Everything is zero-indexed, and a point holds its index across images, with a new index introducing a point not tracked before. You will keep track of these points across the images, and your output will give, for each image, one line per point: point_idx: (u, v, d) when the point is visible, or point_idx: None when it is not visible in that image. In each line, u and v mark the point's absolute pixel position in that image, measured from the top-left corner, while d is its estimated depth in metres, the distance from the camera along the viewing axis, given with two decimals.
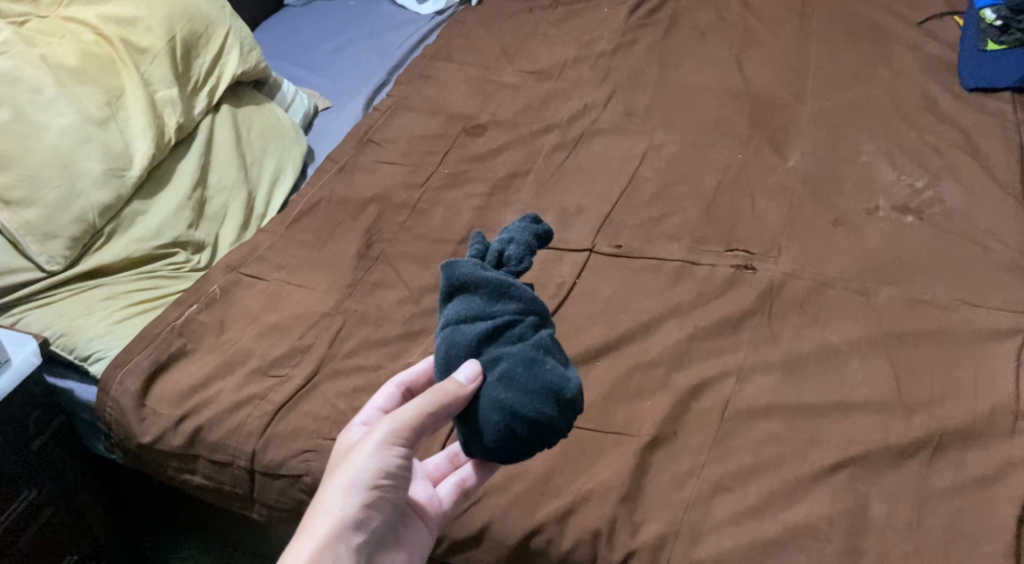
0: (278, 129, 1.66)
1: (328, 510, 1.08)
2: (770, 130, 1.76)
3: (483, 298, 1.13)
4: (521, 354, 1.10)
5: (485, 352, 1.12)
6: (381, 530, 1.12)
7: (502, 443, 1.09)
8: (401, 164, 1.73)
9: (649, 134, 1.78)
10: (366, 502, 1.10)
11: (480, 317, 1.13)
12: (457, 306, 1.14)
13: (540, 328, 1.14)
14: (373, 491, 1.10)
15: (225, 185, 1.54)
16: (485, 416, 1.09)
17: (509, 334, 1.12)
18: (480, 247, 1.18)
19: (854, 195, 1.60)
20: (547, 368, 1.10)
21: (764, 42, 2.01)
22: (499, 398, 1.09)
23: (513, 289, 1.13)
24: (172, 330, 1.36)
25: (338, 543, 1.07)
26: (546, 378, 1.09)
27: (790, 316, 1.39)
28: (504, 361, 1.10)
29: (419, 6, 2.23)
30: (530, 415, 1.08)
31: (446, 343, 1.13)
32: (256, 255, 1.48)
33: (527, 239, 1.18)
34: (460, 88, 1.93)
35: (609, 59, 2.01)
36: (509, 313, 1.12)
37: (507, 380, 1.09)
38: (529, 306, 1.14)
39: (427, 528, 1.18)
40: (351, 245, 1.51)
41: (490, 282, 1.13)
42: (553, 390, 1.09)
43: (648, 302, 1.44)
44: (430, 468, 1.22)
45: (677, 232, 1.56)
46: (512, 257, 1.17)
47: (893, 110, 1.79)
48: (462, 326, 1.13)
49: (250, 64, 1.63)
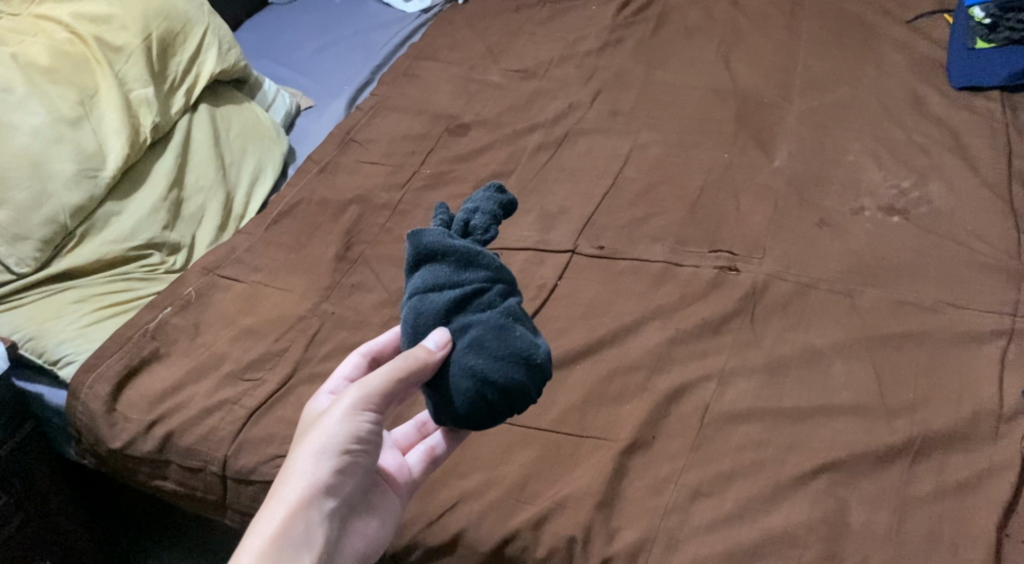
0: (257, 128, 1.64)
1: (298, 475, 1.08)
2: (756, 130, 1.75)
3: (451, 267, 1.12)
4: (491, 321, 1.09)
5: (455, 320, 1.10)
6: (352, 494, 1.12)
7: (473, 408, 1.08)
8: (383, 164, 1.71)
9: (634, 134, 1.76)
10: (336, 468, 1.10)
11: (449, 286, 1.11)
12: (423, 276, 1.12)
13: (509, 296, 1.13)
14: (344, 456, 1.10)
15: (202, 184, 1.52)
16: (455, 383, 1.09)
17: (478, 302, 1.11)
18: (445, 218, 1.17)
19: (839, 196, 1.58)
20: (516, 334, 1.09)
21: (751, 41, 2.00)
22: (470, 364, 1.08)
23: (482, 257, 1.12)
24: (145, 333, 1.34)
25: (309, 508, 1.08)
26: (516, 344, 1.08)
27: (773, 318, 1.37)
28: (473, 328, 1.09)
29: (405, 5, 2.21)
30: (500, 381, 1.07)
31: (413, 312, 1.12)
32: (233, 257, 1.47)
33: (493, 208, 1.16)
34: (444, 87, 1.92)
35: (595, 58, 1.99)
36: (478, 281, 1.11)
37: (477, 346, 1.08)
38: (498, 274, 1.13)
39: (397, 495, 1.19)
40: (330, 246, 1.50)
41: (457, 251, 1.11)
42: (523, 355, 1.08)
43: (630, 304, 1.42)
44: (398, 438, 1.22)
45: (660, 233, 1.55)
46: (478, 226, 1.15)
47: (880, 110, 1.78)
48: (430, 295, 1.11)
49: (228, 63, 1.60)
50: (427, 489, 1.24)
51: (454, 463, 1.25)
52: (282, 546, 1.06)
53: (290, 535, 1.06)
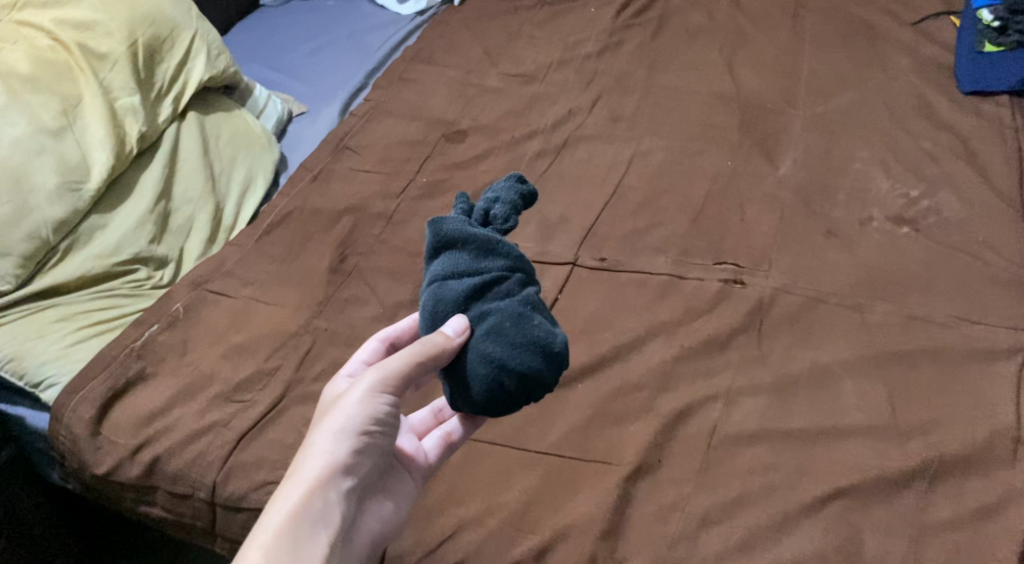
0: (247, 137, 1.60)
1: (317, 453, 1.06)
2: (760, 137, 1.71)
3: (470, 255, 1.11)
4: (509, 309, 1.09)
5: (473, 308, 1.10)
6: (369, 476, 1.10)
7: (490, 396, 1.07)
8: (378, 172, 1.67)
9: (636, 140, 1.72)
10: (354, 448, 1.08)
11: (468, 274, 1.11)
12: (443, 263, 1.12)
13: (527, 286, 1.13)
14: (362, 437, 1.08)
15: (191, 195, 1.48)
16: (472, 370, 1.08)
17: (496, 291, 1.10)
18: (465, 207, 1.17)
19: (847, 206, 1.54)
20: (534, 323, 1.09)
21: (754, 44, 1.96)
22: (488, 351, 1.07)
23: (501, 246, 1.12)
24: (131, 352, 1.29)
25: (326, 487, 1.06)
26: (533, 333, 1.08)
27: (780, 334, 1.33)
28: (491, 317, 1.09)
29: (400, 6, 2.17)
30: (518, 369, 1.07)
31: (432, 299, 1.11)
32: (222, 271, 1.42)
33: (513, 198, 1.16)
34: (441, 91, 1.87)
35: (595, 61, 1.95)
36: (497, 269, 1.11)
37: (495, 333, 1.07)
38: (516, 264, 1.12)
39: (413, 480, 1.16)
40: (323, 259, 1.46)
41: (477, 239, 1.11)
42: (541, 344, 1.08)
43: (632, 319, 1.38)
44: (415, 422, 1.20)
45: (663, 244, 1.51)
46: (498, 216, 1.15)
47: (887, 115, 1.74)
48: (449, 282, 1.11)
49: (218, 69, 1.55)
50: (424, 515, 1.20)
51: (453, 487, 1.21)
52: (299, 526, 1.03)
53: (307, 514, 1.04)
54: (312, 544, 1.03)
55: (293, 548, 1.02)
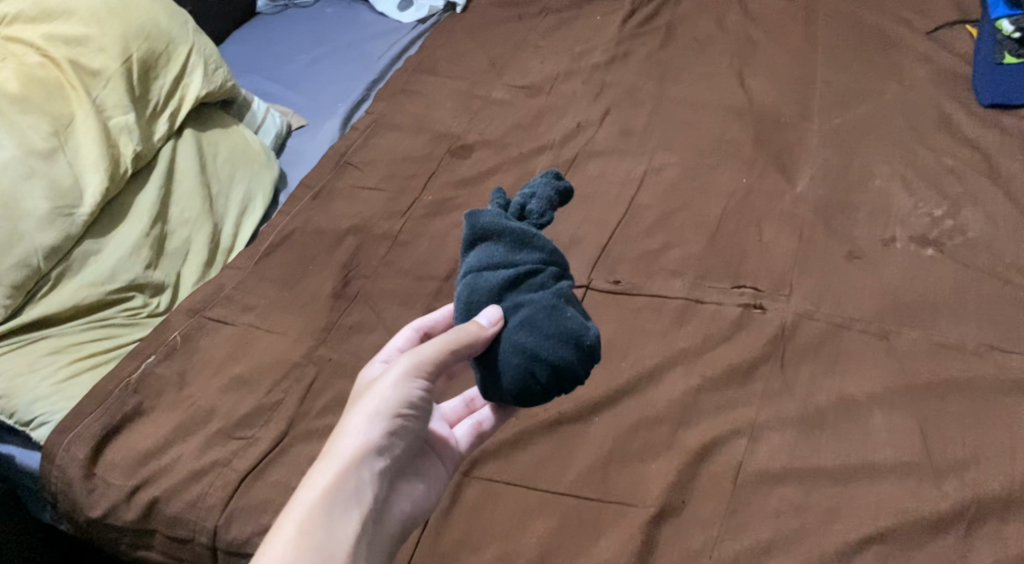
0: (246, 154, 1.54)
1: (351, 434, 1.05)
2: (776, 152, 1.66)
3: (505, 247, 1.10)
4: (543, 301, 1.07)
5: (507, 299, 1.08)
6: (401, 459, 1.09)
7: (522, 387, 1.06)
8: (382, 189, 1.61)
9: (648, 156, 1.67)
10: (388, 430, 1.07)
11: (503, 265, 1.09)
12: (478, 254, 1.11)
13: (561, 279, 1.11)
14: (396, 419, 1.07)
15: (188, 217, 1.42)
16: (505, 361, 1.06)
17: (530, 283, 1.09)
18: (502, 201, 1.16)
19: (869, 225, 1.49)
20: (567, 316, 1.07)
21: (766, 54, 1.90)
22: (521, 342, 1.06)
23: (536, 239, 1.10)
24: (126, 386, 1.24)
25: (359, 468, 1.04)
26: (566, 325, 1.06)
27: (805, 363, 1.27)
28: (525, 308, 1.07)
29: (401, 14, 2.11)
30: (551, 360, 1.05)
31: (467, 289, 1.10)
32: (221, 297, 1.36)
33: (550, 193, 1.16)
34: (445, 104, 1.81)
35: (603, 72, 1.90)
36: (532, 262, 1.09)
37: (529, 324, 1.06)
38: (551, 258, 1.11)
39: (444, 467, 1.15)
40: (327, 282, 1.41)
41: (513, 231, 1.10)
42: (574, 337, 1.06)
43: (650, 346, 1.32)
44: (446, 411, 1.18)
45: (679, 266, 1.45)
46: (534, 210, 1.15)
47: (906, 128, 1.69)
48: (484, 273, 1.10)
49: (215, 85, 1.49)
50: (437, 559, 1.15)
51: (467, 529, 1.16)
52: (332, 504, 1.02)
53: (340, 492, 1.03)
54: (344, 523, 1.02)
55: (325, 525, 1.01)
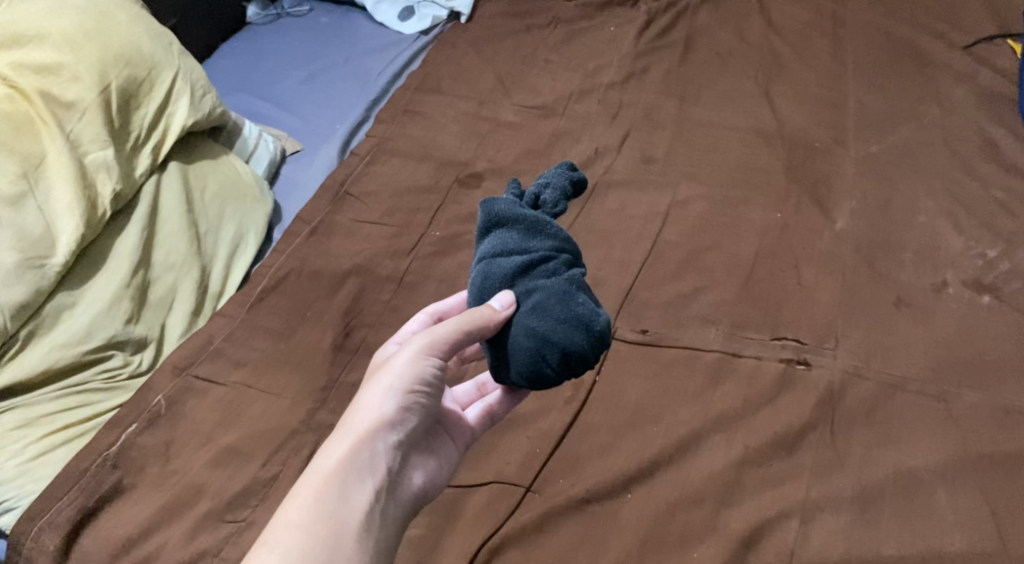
0: (237, 188, 1.41)
1: (366, 409, 1.03)
2: (811, 182, 1.54)
3: (519, 234, 1.08)
4: (555, 287, 1.05)
5: (520, 284, 1.06)
6: (416, 434, 1.07)
7: (533, 370, 1.04)
8: (386, 225, 1.48)
9: (672, 187, 1.55)
10: (403, 406, 1.04)
11: (515, 252, 1.07)
12: (492, 242, 1.09)
13: (573, 267, 1.09)
14: (410, 396, 1.05)
15: (174, 261, 1.29)
16: (516, 345, 1.04)
17: (543, 269, 1.07)
18: (517, 191, 1.14)
19: (916, 268, 1.37)
20: (579, 301, 1.04)
21: (793, 70, 1.78)
22: (532, 326, 1.03)
23: (550, 227, 1.08)
24: (104, 462, 1.12)
25: (374, 442, 1.02)
26: (578, 310, 1.04)
27: (857, 430, 1.18)
28: (537, 293, 1.05)
29: (401, 25, 1.97)
30: (562, 344, 1.03)
31: (481, 276, 1.08)
32: (210, 350, 1.24)
33: (564, 184, 1.13)
34: (451, 127, 1.69)
35: (619, 91, 1.77)
36: (545, 249, 1.07)
37: (540, 308, 1.04)
38: (563, 245, 1.09)
39: (457, 447, 1.13)
40: (326, 333, 1.29)
41: (527, 218, 1.08)
42: (585, 322, 1.03)
43: (685, 409, 1.21)
44: (458, 394, 1.16)
45: (712, 314, 1.33)
46: (548, 200, 1.12)
47: (949, 155, 1.57)
48: (497, 260, 1.08)
49: (202, 113, 1.36)
50: None
51: None
52: (345, 475, 1.00)
53: (354, 463, 1.01)
54: (357, 493, 1.00)
55: (338, 496, 0.99)
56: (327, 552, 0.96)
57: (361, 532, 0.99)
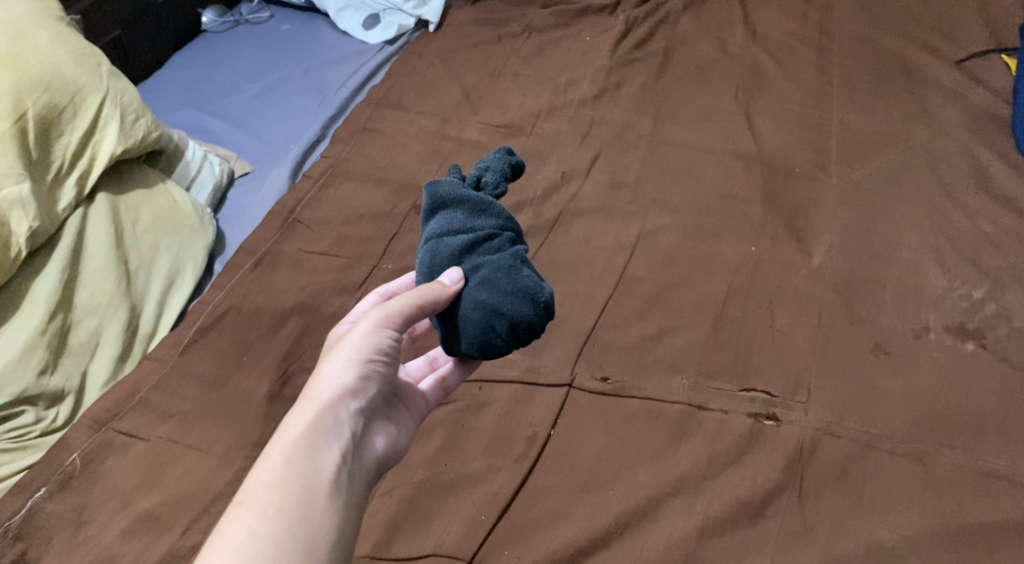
0: (174, 217, 1.33)
1: (327, 379, 1.02)
2: (788, 212, 1.44)
3: (464, 214, 1.08)
4: (501, 262, 1.06)
5: (468, 261, 1.06)
6: (377, 403, 1.06)
7: (483, 341, 1.04)
8: (335, 256, 1.39)
9: (642, 216, 1.45)
10: (364, 375, 1.03)
11: (462, 231, 1.08)
12: (438, 223, 1.09)
13: (516, 244, 1.10)
14: (370, 366, 1.04)
15: (98, 303, 1.21)
16: (465, 318, 1.05)
17: (487, 246, 1.07)
18: (457, 175, 1.13)
19: (897, 310, 1.28)
20: (524, 274, 1.06)
21: (775, 86, 1.68)
22: (482, 300, 1.04)
23: (493, 206, 1.09)
24: (5, 533, 1.06)
25: (338, 409, 1.01)
26: (523, 283, 1.05)
27: (829, 497, 1.11)
28: (484, 268, 1.06)
29: (365, 34, 1.87)
30: (510, 315, 1.04)
31: (428, 255, 1.08)
32: (135, 400, 1.17)
33: (504, 167, 1.13)
34: (412, 147, 1.59)
35: (591, 108, 1.67)
36: (490, 227, 1.08)
37: (488, 282, 1.04)
38: (506, 225, 1.10)
39: (415, 418, 1.12)
40: (262, 379, 1.21)
41: (471, 199, 1.08)
42: (531, 293, 1.04)
43: (644, 471, 1.13)
44: (410, 369, 1.16)
45: (678, 360, 1.24)
46: (490, 182, 1.12)
47: (936, 182, 1.47)
48: (445, 239, 1.08)
49: (134, 138, 1.28)
50: None
51: None
52: (312, 440, 0.99)
53: (320, 428, 0.99)
54: (326, 456, 0.99)
55: (308, 459, 0.97)
56: (303, 512, 0.95)
57: (332, 491, 0.97)
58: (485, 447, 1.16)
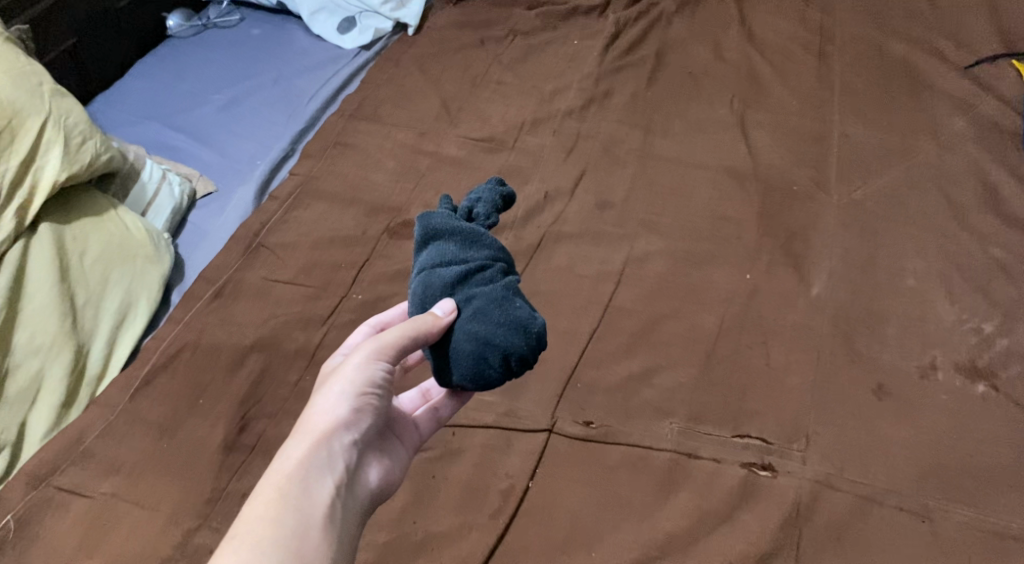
0: (126, 246, 1.23)
1: (319, 412, 0.96)
2: (785, 236, 1.35)
3: (456, 245, 1.00)
4: (494, 293, 0.97)
5: (459, 293, 0.98)
6: (372, 436, 0.99)
7: (476, 373, 0.97)
8: (301, 285, 1.30)
9: (629, 240, 1.36)
10: (358, 408, 0.97)
11: (454, 262, 0.99)
12: (429, 254, 1.01)
13: (510, 275, 1.01)
14: (365, 398, 0.97)
15: (39, 345, 1.13)
16: (457, 351, 0.96)
17: (480, 277, 0.99)
18: (448, 205, 1.06)
19: (902, 347, 1.20)
20: (518, 305, 0.98)
21: (773, 95, 1.59)
22: (474, 332, 0.96)
23: (486, 236, 1.01)
24: None
25: (331, 442, 0.95)
26: (517, 314, 0.96)
27: (825, 559, 1.03)
28: (476, 300, 0.97)
29: (340, 38, 1.76)
30: (504, 347, 0.96)
31: (420, 287, 0.99)
32: (79, 451, 1.11)
33: (497, 196, 1.05)
34: (387, 163, 1.50)
35: (577, 119, 1.58)
36: (482, 258, 0.99)
37: (480, 313, 0.96)
38: (500, 255, 1.01)
39: (409, 450, 1.05)
40: (217, 427, 1.13)
41: (463, 229, 1.00)
42: (525, 326, 0.96)
43: (626, 530, 1.06)
44: (402, 401, 1.07)
45: (667, 402, 1.16)
46: (481, 214, 1.04)
47: (943, 203, 1.38)
48: (436, 271, 0.99)
49: (79, 162, 1.20)
50: None
51: None
52: (306, 475, 0.92)
53: (314, 462, 0.93)
54: (320, 491, 0.92)
55: (302, 494, 0.91)
56: (297, 549, 0.88)
57: (326, 526, 0.91)
58: (456, 503, 1.09)
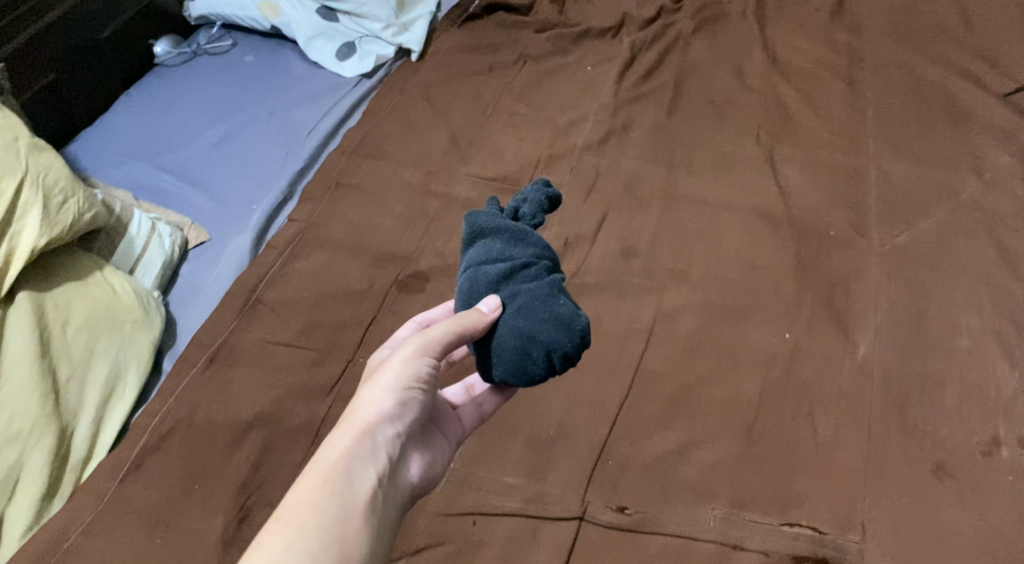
0: (115, 312, 1.14)
1: (364, 404, 0.90)
2: (827, 287, 1.25)
3: (502, 242, 0.94)
4: (539, 289, 0.91)
5: (505, 289, 0.92)
6: (415, 431, 0.93)
7: (519, 371, 0.91)
8: (302, 347, 1.20)
9: (658, 293, 1.26)
10: (403, 401, 0.91)
11: (499, 259, 0.93)
12: (475, 251, 0.95)
13: (556, 273, 0.95)
14: (410, 393, 0.91)
15: (17, 430, 1.04)
16: (501, 348, 0.90)
17: (525, 274, 0.93)
18: (494, 207, 0.99)
19: (960, 419, 1.11)
20: (563, 301, 0.92)
21: (804, 125, 1.48)
22: (519, 328, 0.90)
23: (532, 234, 0.94)
24: None
25: (375, 436, 0.89)
26: (561, 310, 0.91)
27: None
28: (522, 296, 0.91)
29: (338, 64, 1.64)
30: (550, 344, 0.90)
31: (465, 283, 0.94)
32: (62, 550, 1.03)
33: (543, 197, 0.98)
34: (393, 206, 1.38)
35: (596, 154, 1.46)
36: (528, 255, 0.93)
37: (524, 309, 0.90)
38: (546, 251, 0.95)
39: (451, 446, 0.99)
40: (214, 518, 1.05)
41: (508, 227, 0.94)
42: (570, 322, 0.90)
43: None
44: (448, 395, 1.02)
45: (708, 484, 1.07)
46: (526, 213, 0.97)
47: (995, 248, 1.28)
48: (481, 267, 0.93)
49: (59, 225, 1.11)
50: None
51: None
52: (348, 467, 0.87)
53: (356, 454, 0.87)
54: (361, 483, 0.87)
55: (343, 485, 0.86)
56: (335, 544, 0.83)
57: (365, 521, 0.86)
58: None
